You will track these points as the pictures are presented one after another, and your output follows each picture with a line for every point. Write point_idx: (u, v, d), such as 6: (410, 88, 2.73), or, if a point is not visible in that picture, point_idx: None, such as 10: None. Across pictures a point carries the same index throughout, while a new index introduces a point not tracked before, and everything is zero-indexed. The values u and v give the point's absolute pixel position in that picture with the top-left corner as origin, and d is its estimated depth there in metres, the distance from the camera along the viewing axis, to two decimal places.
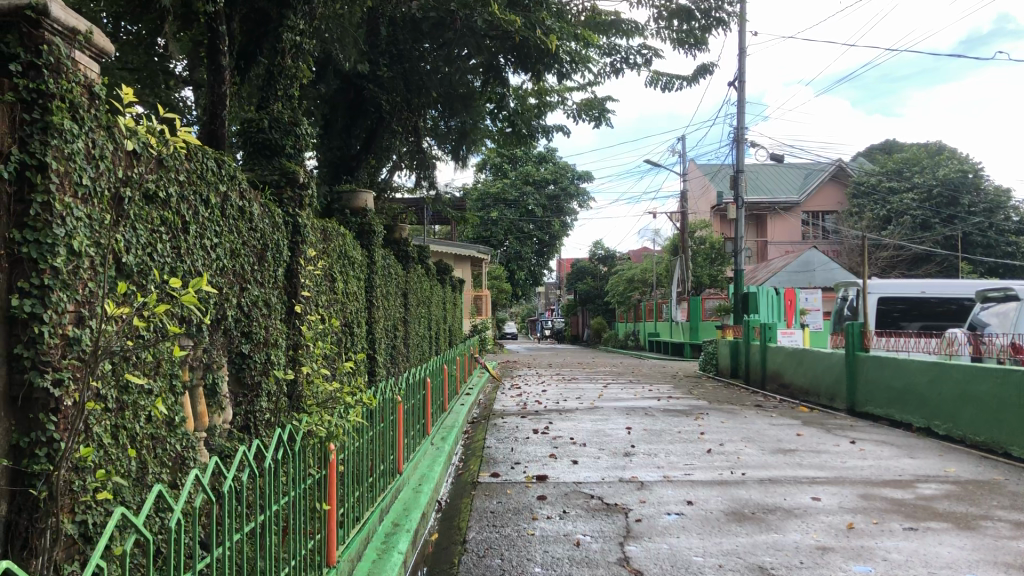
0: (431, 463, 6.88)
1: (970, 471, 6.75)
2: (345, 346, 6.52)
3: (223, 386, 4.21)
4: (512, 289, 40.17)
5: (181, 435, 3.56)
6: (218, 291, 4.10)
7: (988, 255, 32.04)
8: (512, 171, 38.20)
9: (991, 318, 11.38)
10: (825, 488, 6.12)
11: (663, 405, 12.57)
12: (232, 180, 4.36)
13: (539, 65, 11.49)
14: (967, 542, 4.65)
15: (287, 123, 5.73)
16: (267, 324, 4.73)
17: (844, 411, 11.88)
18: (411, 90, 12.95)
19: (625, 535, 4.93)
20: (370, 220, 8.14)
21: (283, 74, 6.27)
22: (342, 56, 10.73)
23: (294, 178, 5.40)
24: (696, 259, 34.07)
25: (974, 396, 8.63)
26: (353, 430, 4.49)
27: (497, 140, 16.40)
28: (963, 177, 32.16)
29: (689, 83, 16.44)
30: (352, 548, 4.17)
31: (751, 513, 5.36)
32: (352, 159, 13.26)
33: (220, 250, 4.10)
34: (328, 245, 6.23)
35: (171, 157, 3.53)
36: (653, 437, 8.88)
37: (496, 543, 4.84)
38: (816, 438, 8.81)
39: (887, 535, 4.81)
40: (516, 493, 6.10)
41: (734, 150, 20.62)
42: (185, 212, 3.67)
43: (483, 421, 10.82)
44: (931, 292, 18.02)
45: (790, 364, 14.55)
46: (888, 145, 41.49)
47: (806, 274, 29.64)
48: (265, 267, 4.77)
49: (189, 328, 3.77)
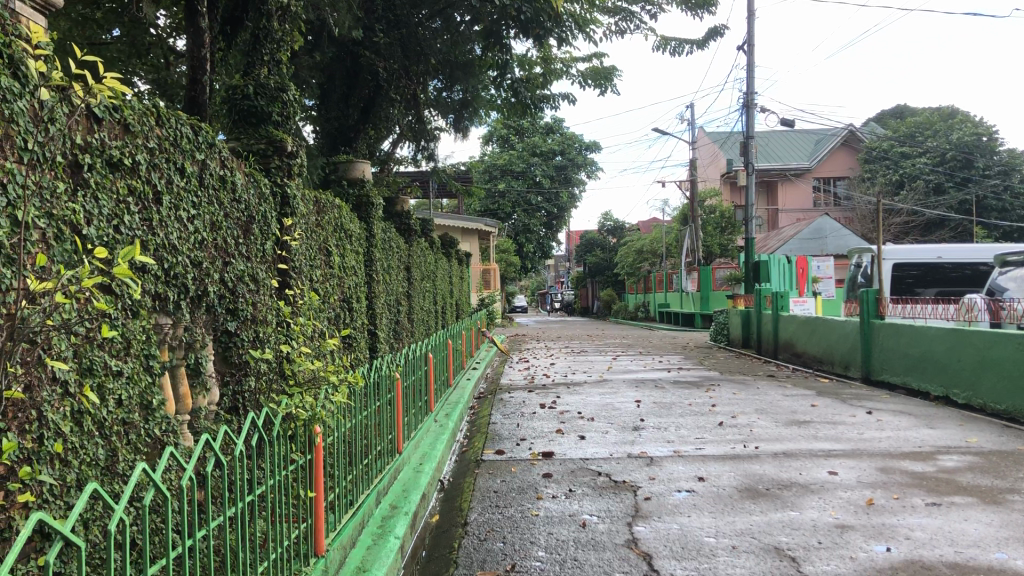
0: (434, 441, 6.67)
1: (993, 442, 6.51)
2: (342, 324, 6.30)
3: (207, 365, 4.00)
4: (521, 262, 39.92)
5: (160, 418, 3.35)
6: (197, 266, 3.87)
7: (1003, 219, 31.63)
8: (519, 142, 37.85)
9: (1009, 283, 11.10)
10: (842, 462, 5.88)
11: (674, 377, 12.34)
12: (211, 148, 4.11)
13: (539, 30, 11.20)
14: (995, 518, 4.41)
15: (273, 89, 5.47)
16: (255, 300, 4.51)
17: (860, 379, 11.63)
18: (410, 58, 12.66)
19: (633, 514, 4.70)
20: (369, 192, 7.87)
21: (270, 38, 6.01)
22: (335, 22, 10.40)
23: (281, 147, 5.15)
24: (706, 228, 33.70)
25: (994, 363, 8.36)
26: (342, 410, 4.26)
27: (502, 109, 16.08)
28: (977, 141, 31.90)
29: (697, 49, 16.05)
30: (344, 535, 3.96)
31: (765, 490, 5.14)
32: (351, 129, 12.98)
33: (199, 222, 3.87)
34: (322, 217, 5.99)
35: (137, 122, 3.29)
36: (663, 411, 8.66)
37: (499, 525, 4.62)
38: (831, 409, 8.58)
39: (909, 511, 4.58)
40: (521, 471, 5.89)
41: (744, 116, 20.23)
42: (157, 181, 3.43)
43: (489, 396, 10.61)
44: (947, 258, 17.70)
45: (803, 332, 14.30)
46: (899, 110, 40.90)
47: (818, 241, 29.32)
48: (250, 241, 4.53)
49: (165, 306, 3.54)
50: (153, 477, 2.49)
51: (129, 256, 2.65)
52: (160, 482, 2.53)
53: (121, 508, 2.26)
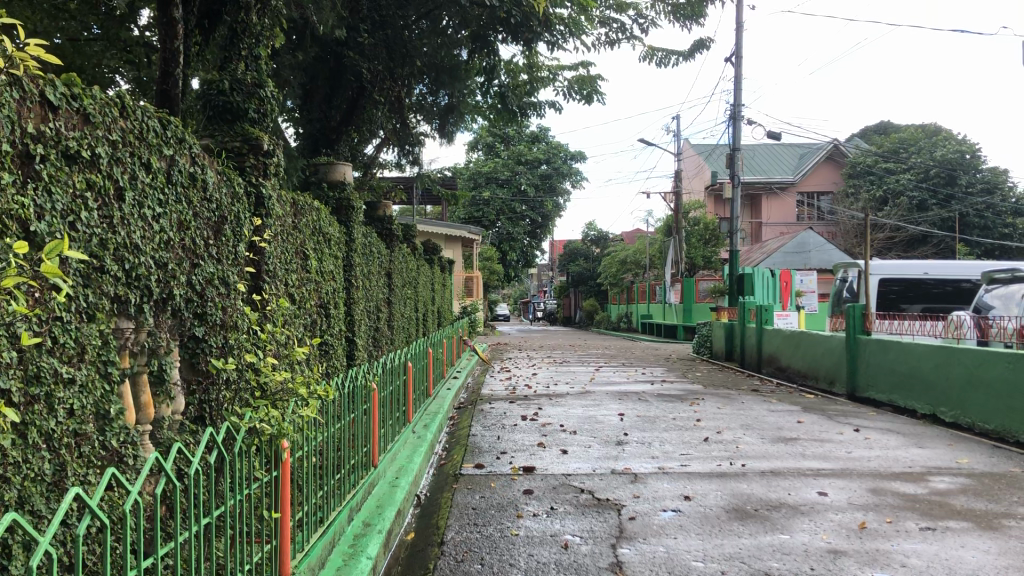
0: (410, 454, 6.45)
1: (984, 463, 6.37)
2: (318, 330, 6.09)
3: (172, 372, 3.78)
4: (504, 271, 39.72)
5: (118, 428, 3.12)
6: (162, 267, 3.65)
7: (985, 236, 31.77)
8: (505, 150, 37.73)
9: (994, 301, 11.02)
10: (831, 482, 5.72)
11: (658, 390, 12.16)
12: (181, 144, 3.89)
13: (528, 34, 11.06)
14: (993, 545, 4.26)
15: (251, 85, 5.26)
16: (225, 305, 4.30)
17: (845, 395, 11.51)
18: (395, 60, 12.43)
19: (617, 535, 4.51)
20: (350, 196, 7.65)
21: (248, 32, 5.82)
22: (319, 21, 10.19)
23: (257, 145, 4.94)
24: (690, 240, 33.63)
25: (984, 382, 8.23)
26: (314, 424, 4.05)
27: (489, 116, 15.90)
28: (960, 158, 32.06)
29: (684, 60, 15.92)
30: (313, 556, 3.73)
31: (753, 511, 4.96)
32: (333, 131, 12.89)
33: (165, 221, 3.65)
34: (300, 219, 5.77)
35: (98, 112, 3.07)
36: (646, 424, 8.47)
37: (477, 545, 4.42)
38: (818, 426, 8.43)
39: (903, 536, 4.41)
40: (501, 487, 5.69)
41: (730, 129, 20.14)
42: (118, 177, 3.22)
43: (469, 407, 10.41)
44: (933, 274, 17.70)
45: (787, 347, 14.18)
46: (882, 126, 41.13)
47: (802, 255, 29.29)
48: (221, 243, 4.32)
49: (127, 310, 3.32)
50: (88, 502, 2.27)
51: (59, 252, 2.40)
52: (98, 507, 2.31)
53: (45, 541, 2.03)
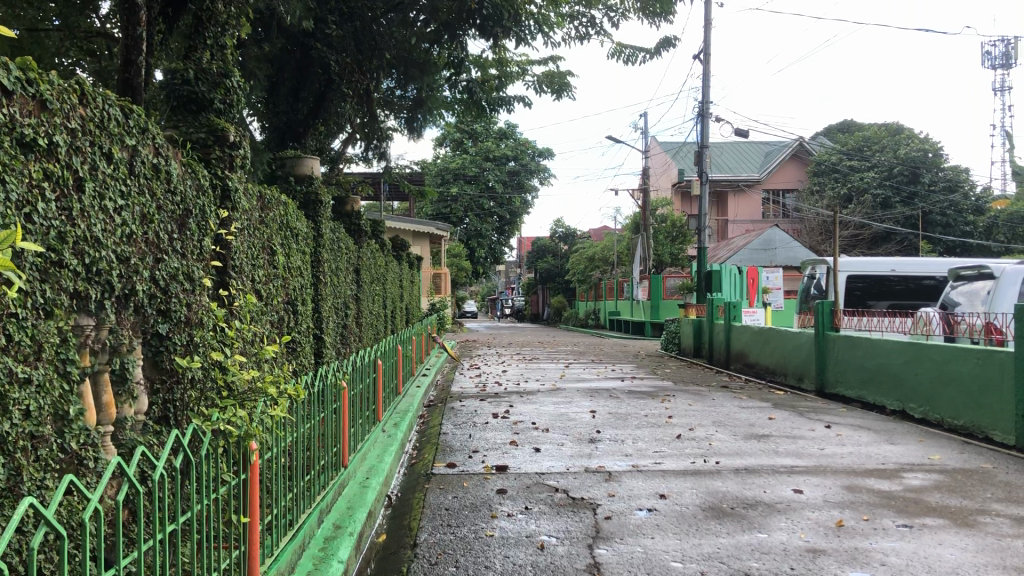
0: (381, 453, 6.34)
1: (956, 459, 6.38)
2: (286, 327, 5.95)
3: (135, 371, 3.64)
4: (472, 267, 39.56)
5: (78, 430, 2.99)
6: (124, 262, 3.50)
7: (947, 233, 32.20)
8: (473, 146, 37.56)
9: (960, 298, 11.11)
10: (806, 479, 5.68)
11: (629, 386, 12.12)
12: (144, 134, 3.75)
13: (498, 28, 10.94)
14: (970, 543, 4.24)
15: (216, 75, 5.10)
16: (189, 301, 4.16)
17: (814, 391, 11.56)
18: (363, 52, 12.23)
19: (594, 536, 4.43)
20: (317, 190, 7.50)
21: (214, 21, 5.63)
22: (286, 12, 9.97)
23: (223, 136, 4.80)
24: (658, 237, 33.73)
25: (952, 378, 8.27)
26: (283, 424, 3.92)
27: (458, 111, 15.75)
28: (923, 156, 32.44)
29: (652, 57, 15.89)
30: (282, 560, 3.61)
31: (730, 509, 4.91)
32: (300, 124, 12.75)
33: (127, 214, 3.51)
34: (266, 214, 5.63)
35: (55, 99, 2.93)
36: (619, 422, 8.42)
37: (451, 547, 4.32)
38: (790, 422, 8.42)
39: (881, 535, 4.38)
40: (473, 487, 5.59)
41: (699, 126, 20.15)
42: (78, 166, 3.08)
43: (440, 405, 10.30)
44: (899, 271, 17.81)
45: (755, 343, 14.23)
46: (846, 124, 41.56)
47: (768, 252, 29.48)
48: (186, 237, 4.18)
49: (88, 306, 3.19)
50: (44, 512, 2.14)
51: (10, 243, 2.23)
52: (53, 517, 2.18)
53: None
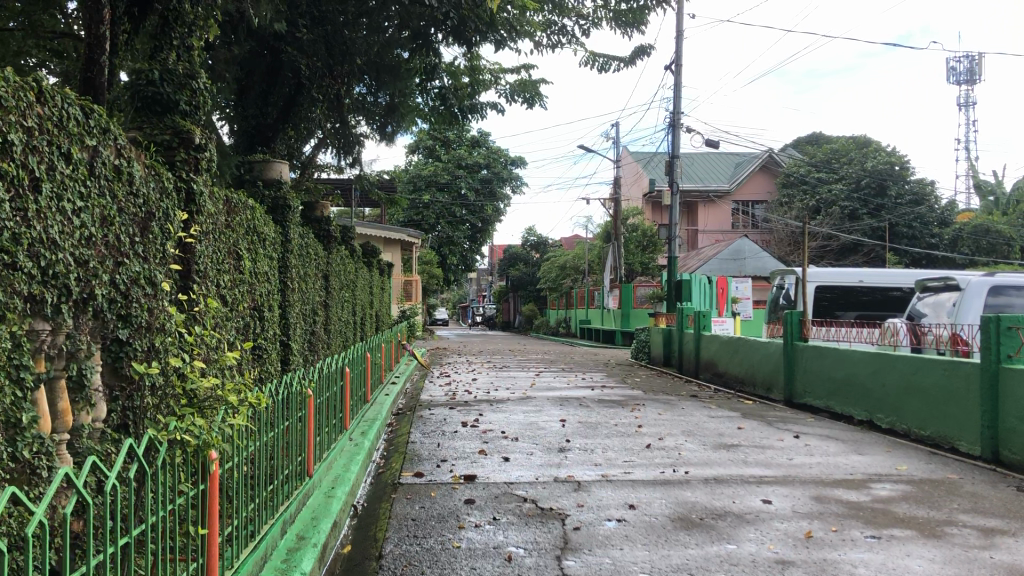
0: (348, 462, 6.26)
1: (922, 470, 6.41)
2: (252, 334, 5.87)
3: (93, 378, 3.55)
4: (443, 274, 39.43)
5: (31, 438, 2.90)
6: (83, 265, 3.42)
7: (913, 245, 32.59)
8: (445, 154, 37.47)
9: (926, 309, 11.18)
10: (775, 490, 5.67)
11: (598, 395, 12.09)
12: (106, 134, 3.66)
13: (469, 34, 10.88)
14: (937, 554, 4.24)
15: (182, 76, 5.00)
16: (151, 307, 4.06)
17: (782, 401, 11.62)
18: (334, 56, 12.08)
19: (562, 547, 4.39)
20: (286, 194, 7.39)
21: (180, 21, 5.53)
22: (256, 14, 9.84)
23: (188, 138, 4.70)
24: (629, 246, 33.84)
25: (919, 389, 8.32)
26: (245, 433, 3.83)
27: (430, 118, 15.70)
28: (890, 169, 32.81)
29: (625, 66, 15.91)
30: (244, 572, 3.53)
31: (699, 520, 4.88)
32: (269, 128, 12.73)
33: (86, 216, 3.41)
34: (233, 218, 5.53)
35: (10, 96, 2.83)
36: (588, 431, 8.38)
37: (416, 559, 4.24)
38: (759, 432, 8.43)
39: (849, 546, 4.37)
40: (441, 497, 5.52)
41: (670, 135, 20.23)
42: (34, 166, 2.98)
43: (408, 413, 10.19)
44: (867, 282, 17.97)
45: (724, 353, 14.29)
46: (815, 136, 41.97)
47: (738, 262, 29.65)
48: (148, 240, 4.08)
49: (43, 310, 3.11)
50: None
51: None
52: None
53: None
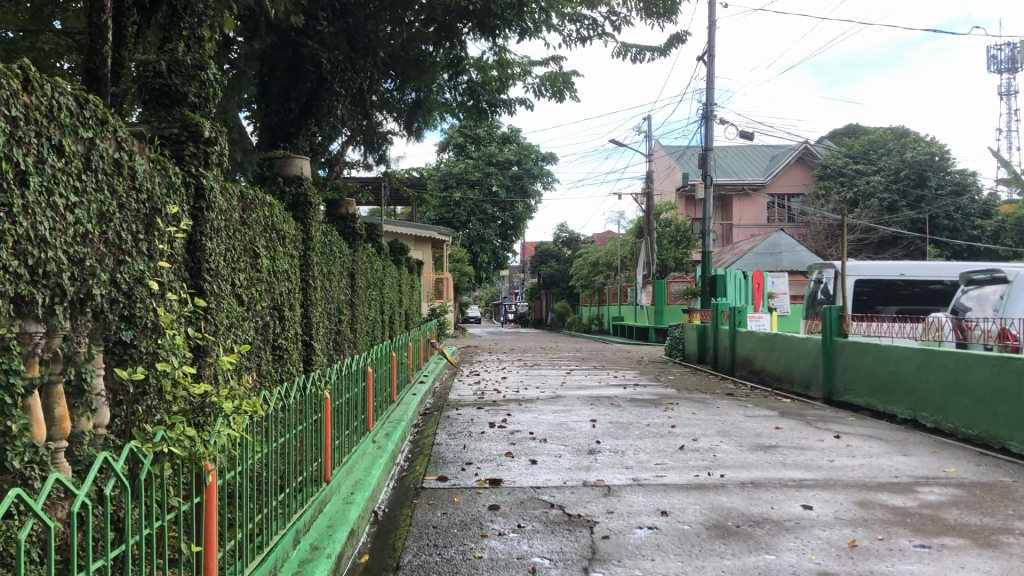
0: (369, 465, 6.06)
1: (973, 472, 6.08)
2: (270, 334, 5.69)
3: (94, 382, 3.37)
4: (475, 272, 39.23)
5: (22, 447, 2.74)
6: (78, 263, 3.23)
7: (955, 238, 31.83)
8: (476, 151, 37.24)
9: (971, 302, 10.78)
10: (815, 494, 5.39)
11: (631, 394, 11.81)
12: (104, 125, 3.48)
13: (495, 21, 10.61)
14: (995, 566, 3.94)
15: (191, 66, 4.79)
16: (156, 307, 3.88)
17: (821, 399, 11.26)
18: (357, 50, 11.81)
19: (589, 557, 4.14)
20: (306, 190, 7.18)
21: (189, 11, 5.32)
22: (273, 8, 9.64)
23: (197, 131, 4.53)
24: (662, 242, 33.43)
25: (966, 386, 7.97)
26: (252, 440, 3.63)
27: (458, 114, 15.48)
28: (930, 160, 32.09)
29: (660, 56, 15.58)
30: None
31: (735, 527, 4.62)
32: (291, 125, 12.56)
33: (81, 212, 3.23)
34: (249, 215, 5.35)
35: None
36: (619, 432, 8.12)
37: (436, 571, 4.02)
38: (797, 432, 8.11)
39: (897, 556, 4.09)
40: (465, 502, 5.31)
41: (703, 127, 19.84)
42: (20, 159, 2.79)
43: (435, 413, 10.00)
44: (908, 275, 17.47)
45: (761, 349, 13.95)
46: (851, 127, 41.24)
47: (773, 256, 29.17)
48: (153, 237, 3.91)
49: (32, 312, 2.93)
50: None
51: None
52: None
53: None
